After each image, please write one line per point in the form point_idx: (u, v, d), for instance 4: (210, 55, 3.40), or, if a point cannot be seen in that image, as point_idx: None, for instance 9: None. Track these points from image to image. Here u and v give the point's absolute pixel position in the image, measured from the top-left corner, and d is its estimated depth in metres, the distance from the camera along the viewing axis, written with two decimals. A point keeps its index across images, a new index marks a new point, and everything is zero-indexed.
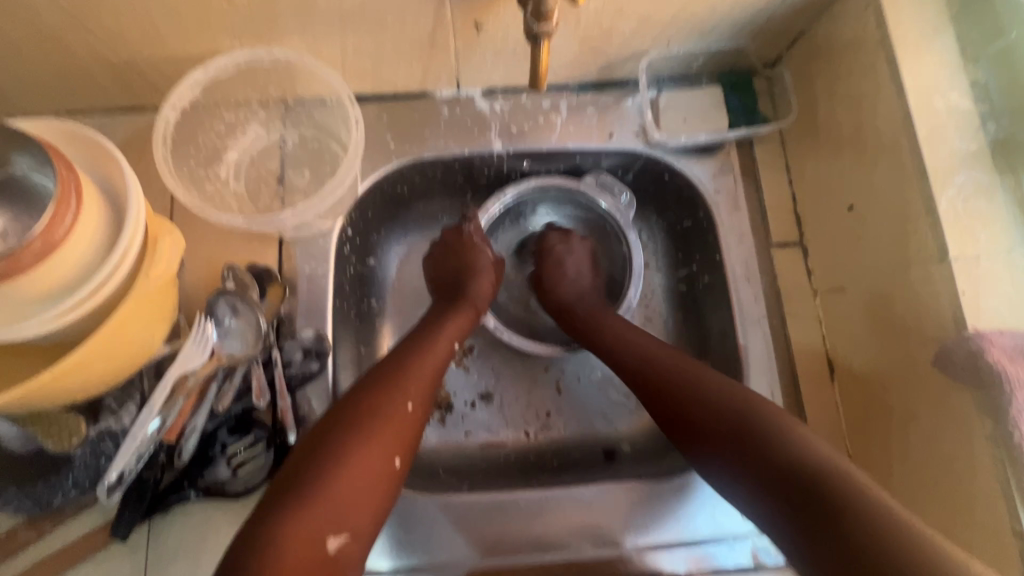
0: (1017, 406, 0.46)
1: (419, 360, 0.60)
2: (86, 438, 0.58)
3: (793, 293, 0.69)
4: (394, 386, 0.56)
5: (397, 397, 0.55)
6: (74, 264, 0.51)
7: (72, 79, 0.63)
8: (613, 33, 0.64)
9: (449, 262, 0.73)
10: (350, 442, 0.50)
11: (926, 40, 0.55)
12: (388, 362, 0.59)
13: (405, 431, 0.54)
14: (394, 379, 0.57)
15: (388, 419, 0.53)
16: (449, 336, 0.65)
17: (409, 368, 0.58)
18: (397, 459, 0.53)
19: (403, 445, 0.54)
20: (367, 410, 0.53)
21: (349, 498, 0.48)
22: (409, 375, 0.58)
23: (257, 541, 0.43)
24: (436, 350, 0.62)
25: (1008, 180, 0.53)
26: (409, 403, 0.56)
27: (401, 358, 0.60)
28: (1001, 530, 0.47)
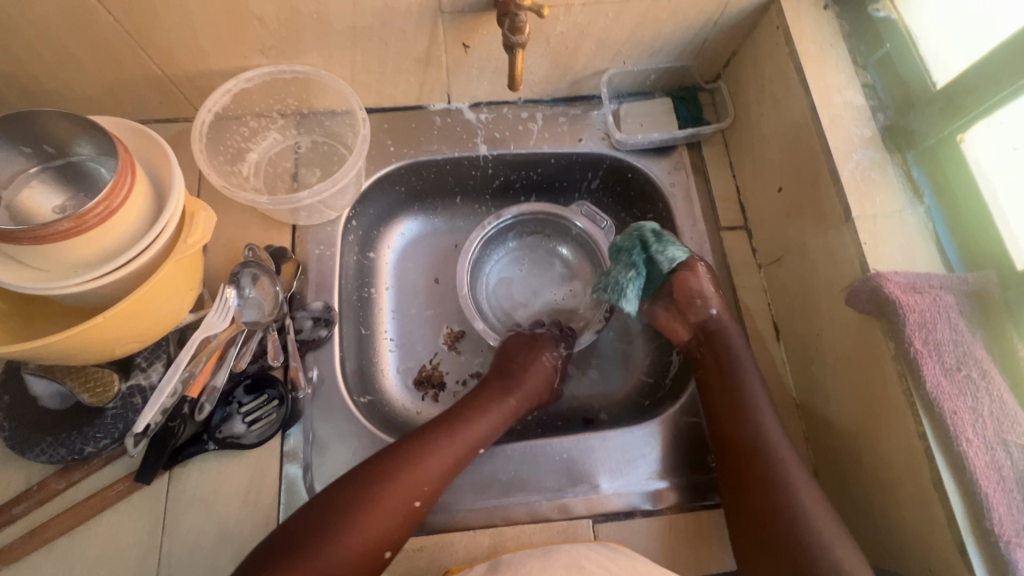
0: (908, 325, 0.55)
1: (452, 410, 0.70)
2: (118, 392, 0.64)
3: (741, 267, 0.80)
4: (425, 437, 0.66)
5: (409, 495, 0.62)
6: (125, 229, 0.59)
7: (120, 91, 0.75)
8: (578, 52, 0.78)
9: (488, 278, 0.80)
10: (365, 508, 0.60)
11: (824, 53, 0.70)
12: (428, 435, 0.67)
13: (412, 520, 0.63)
14: (422, 481, 0.64)
15: (393, 516, 0.61)
16: (483, 431, 0.70)
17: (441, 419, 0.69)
18: (417, 499, 0.63)
19: (426, 488, 0.64)
20: (388, 491, 0.62)
21: (381, 525, 0.60)
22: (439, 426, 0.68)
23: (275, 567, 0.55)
24: (476, 430, 0.70)
25: (897, 157, 0.65)
26: (416, 501, 0.63)
27: (438, 449, 0.66)
28: (911, 434, 0.55)
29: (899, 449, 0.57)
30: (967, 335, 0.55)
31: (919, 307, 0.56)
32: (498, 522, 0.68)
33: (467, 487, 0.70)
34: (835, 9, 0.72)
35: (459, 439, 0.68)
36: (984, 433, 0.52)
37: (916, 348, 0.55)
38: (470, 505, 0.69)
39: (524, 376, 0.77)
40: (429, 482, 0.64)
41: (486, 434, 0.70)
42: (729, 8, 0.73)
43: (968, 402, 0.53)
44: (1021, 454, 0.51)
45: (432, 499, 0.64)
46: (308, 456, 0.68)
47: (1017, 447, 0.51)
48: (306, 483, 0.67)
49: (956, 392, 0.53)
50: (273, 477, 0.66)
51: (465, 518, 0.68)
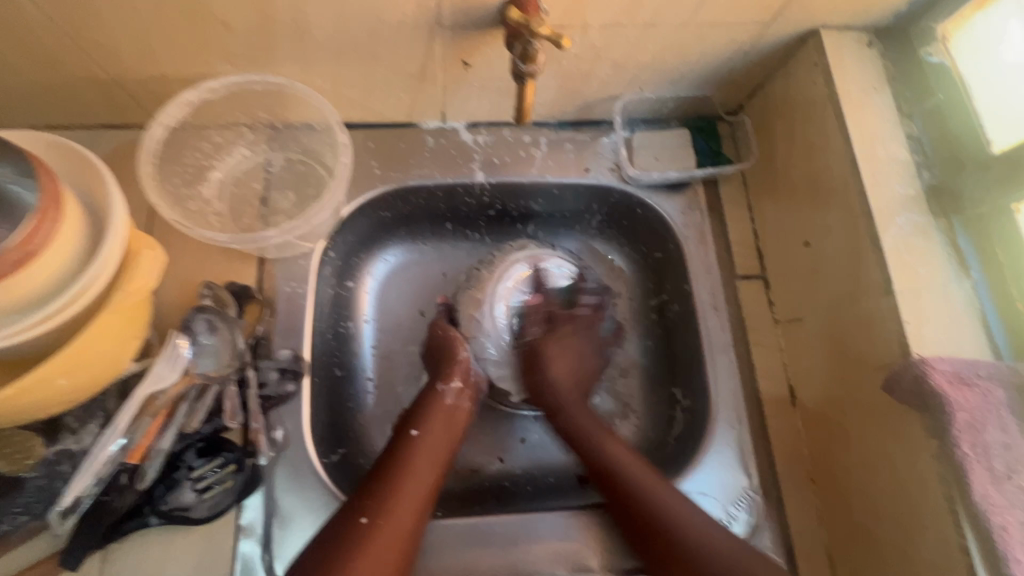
0: (956, 425, 0.49)
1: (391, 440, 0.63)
2: (41, 459, 0.55)
3: (756, 322, 0.73)
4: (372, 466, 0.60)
5: (350, 514, 0.54)
6: (51, 274, 0.49)
7: (57, 94, 0.63)
8: (592, 76, 0.69)
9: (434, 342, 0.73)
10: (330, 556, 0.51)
11: (866, 97, 0.63)
12: (379, 463, 0.60)
13: (389, 538, 0.54)
14: (367, 494, 0.56)
15: (356, 540, 0.52)
16: (408, 429, 0.63)
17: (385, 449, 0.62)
18: (362, 517, 0.54)
19: (373, 505, 0.55)
20: (336, 526, 0.54)
21: (336, 556, 0.51)
22: (382, 454, 0.61)
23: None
24: (424, 445, 0.62)
25: (943, 222, 0.59)
26: (364, 517, 0.54)
27: (383, 469, 0.59)
28: (952, 543, 0.50)
29: (936, 557, 0.51)
30: (1018, 436, 0.49)
31: (968, 404, 0.50)
32: None
33: (452, 570, 0.61)
34: (880, 47, 0.65)
35: (398, 452, 0.61)
36: None
37: (963, 452, 0.49)
38: None
39: (441, 371, 0.69)
40: (370, 494, 0.56)
41: (409, 425, 0.64)
42: (764, 38, 0.65)
43: None
44: None
45: (385, 506, 0.55)
46: (268, 530, 0.60)
47: None
48: (265, 562, 0.59)
49: (1006, 505, 0.48)
50: (225, 556, 0.58)
51: None
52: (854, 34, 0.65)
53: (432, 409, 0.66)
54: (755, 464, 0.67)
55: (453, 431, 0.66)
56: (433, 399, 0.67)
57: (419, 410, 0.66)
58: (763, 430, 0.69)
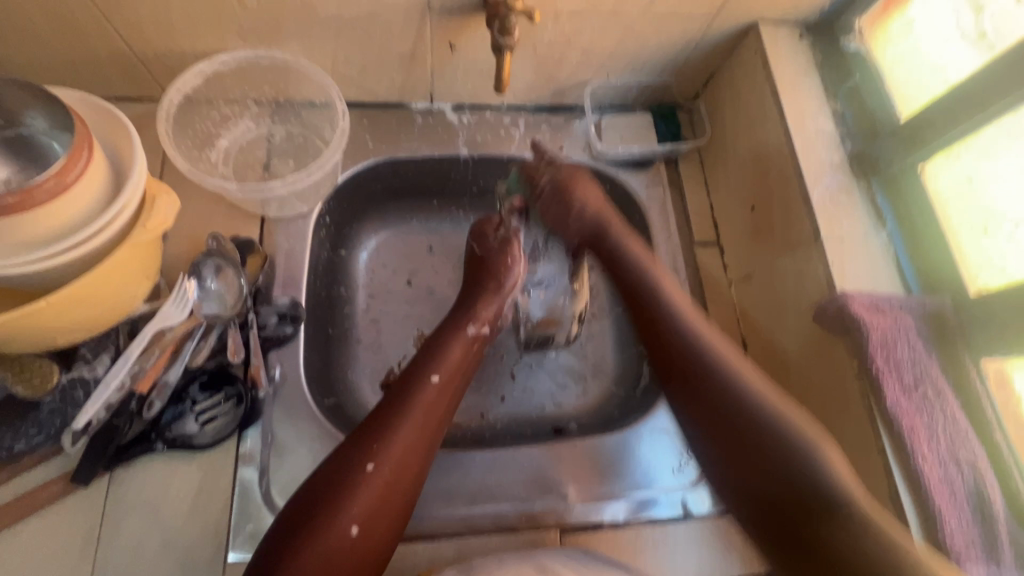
0: (870, 343, 0.57)
1: (404, 376, 0.63)
2: (57, 385, 0.59)
3: (712, 282, 0.81)
4: (385, 402, 0.60)
5: (360, 456, 0.56)
6: (79, 209, 0.55)
7: (81, 66, 0.70)
8: (565, 61, 0.78)
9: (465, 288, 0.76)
10: (336, 492, 0.54)
11: (797, 79, 0.73)
12: (389, 404, 0.60)
13: (393, 483, 0.56)
14: (374, 437, 0.57)
15: (359, 486, 0.54)
16: (429, 373, 0.63)
17: (395, 385, 0.62)
18: (369, 464, 0.55)
19: (380, 452, 0.56)
20: (343, 466, 0.55)
21: (345, 500, 0.53)
22: (394, 392, 0.61)
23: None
24: (437, 392, 0.62)
25: (863, 183, 0.68)
26: (370, 463, 0.55)
27: (388, 406, 0.60)
28: (871, 449, 0.57)
29: (862, 463, 0.59)
30: (924, 355, 0.58)
31: (881, 326, 0.58)
32: (464, 532, 0.66)
33: (437, 495, 0.67)
34: (810, 39, 0.75)
35: (412, 395, 0.61)
36: (937, 450, 0.54)
37: (878, 365, 0.57)
38: (436, 515, 0.66)
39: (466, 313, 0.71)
40: (378, 438, 0.57)
41: (430, 369, 0.63)
42: (711, 29, 0.75)
43: (924, 420, 0.55)
44: (970, 470, 0.53)
45: (391, 452, 0.56)
46: (265, 459, 0.65)
47: (966, 465, 0.54)
48: (261, 489, 0.63)
49: (914, 410, 0.56)
50: (225, 482, 0.63)
51: (432, 527, 0.66)
52: (788, 27, 0.75)
53: (451, 351, 0.66)
54: None
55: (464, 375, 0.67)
56: (452, 341, 0.67)
57: (442, 353, 0.66)
58: None
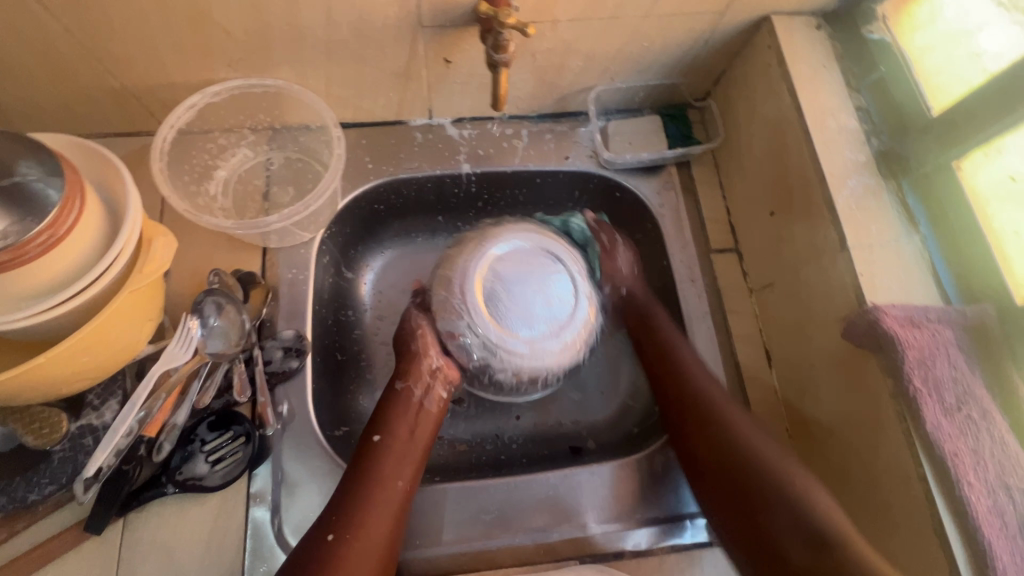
0: (907, 361, 0.53)
1: (361, 445, 0.64)
2: (66, 434, 0.59)
3: (732, 292, 0.77)
4: (344, 474, 0.61)
5: (316, 532, 0.56)
6: (74, 259, 0.54)
7: (76, 105, 0.69)
8: (566, 69, 0.75)
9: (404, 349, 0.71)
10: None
11: (816, 73, 0.68)
12: (348, 472, 0.61)
13: (359, 549, 0.56)
14: (332, 508, 0.58)
15: (322, 558, 0.54)
16: (369, 441, 0.63)
17: (354, 455, 0.63)
18: (329, 535, 0.56)
19: (339, 521, 0.57)
20: (307, 541, 0.56)
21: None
22: (352, 462, 0.62)
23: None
24: (387, 455, 0.62)
25: (892, 183, 0.63)
26: (330, 534, 0.56)
27: (348, 475, 0.60)
28: (911, 475, 0.53)
29: (901, 490, 0.55)
30: (966, 372, 0.53)
31: (917, 343, 0.54)
32: (482, 566, 0.64)
33: (450, 529, 0.65)
34: (828, 29, 0.70)
35: (358, 462, 0.61)
36: (985, 476, 0.50)
37: (915, 386, 0.53)
38: (452, 548, 0.64)
39: (400, 367, 0.70)
40: (337, 508, 0.58)
41: (371, 430, 0.64)
42: (720, 26, 0.71)
43: (969, 444, 0.51)
44: None
45: (352, 519, 0.57)
46: (277, 497, 0.64)
47: (1018, 492, 0.49)
48: (275, 527, 0.63)
49: (957, 433, 0.51)
50: (237, 522, 0.62)
51: (448, 561, 0.64)
52: (803, 18, 0.70)
53: (397, 411, 0.66)
54: None
55: (422, 432, 0.66)
56: (396, 400, 0.67)
57: (385, 413, 0.66)
58: (743, 389, 0.73)
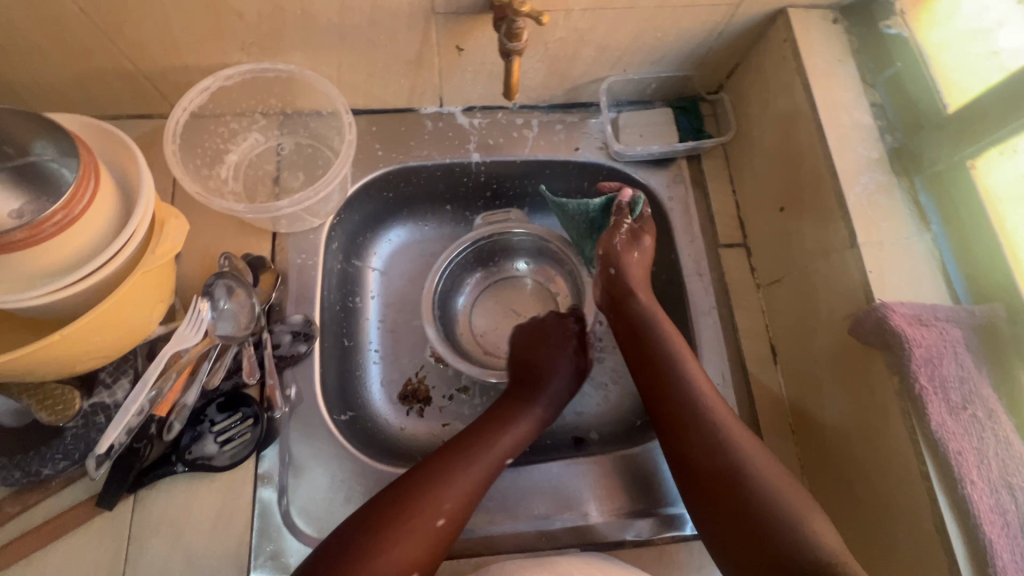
0: (914, 359, 0.53)
1: (489, 445, 0.65)
2: (79, 411, 0.60)
3: (739, 287, 0.77)
4: (461, 468, 0.62)
5: (431, 512, 0.58)
6: (89, 239, 0.55)
7: (90, 87, 0.70)
8: (578, 58, 0.74)
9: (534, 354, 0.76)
10: (391, 535, 0.56)
11: (832, 68, 0.67)
12: (465, 462, 0.63)
13: (427, 548, 0.57)
14: (443, 497, 0.59)
15: (407, 537, 0.56)
16: (500, 451, 0.65)
17: (474, 448, 0.64)
18: (437, 521, 0.58)
19: (447, 515, 0.59)
20: (404, 513, 0.57)
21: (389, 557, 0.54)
22: (472, 456, 0.63)
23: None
24: (497, 458, 0.65)
25: (904, 181, 0.63)
26: (441, 518, 0.58)
27: (467, 460, 0.63)
28: (913, 473, 0.53)
29: (902, 487, 0.55)
30: (972, 371, 0.53)
31: (925, 341, 0.54)
32: (482, 551, 0.65)
33: None
34: (845, 23, 0.70)
35: (477, 465, 0.63)
36: (988, 476, 0.50)
37: (920, 384, 0.53)
38: (451, 535, 0.65)
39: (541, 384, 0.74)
40: (450, 501, 0.60)
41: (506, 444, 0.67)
42: (735, 18, 0.70)
43: (973, 443, 0.51)
44: None
45: (455, 519, 0.59)
46: (283, 479, 0.65)
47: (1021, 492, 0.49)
48: (281, 508, 0.64)
49: (961, 432, 0.52)
50: (244, 501, 0.63)
51: (449, 547, 0.65)
52: (820, 11, 0.69)
53: (524, 425, 0.69)
54: (738, 417, 0.71)
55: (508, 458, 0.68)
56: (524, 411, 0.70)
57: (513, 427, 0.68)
58: (747, 385, 0.73)
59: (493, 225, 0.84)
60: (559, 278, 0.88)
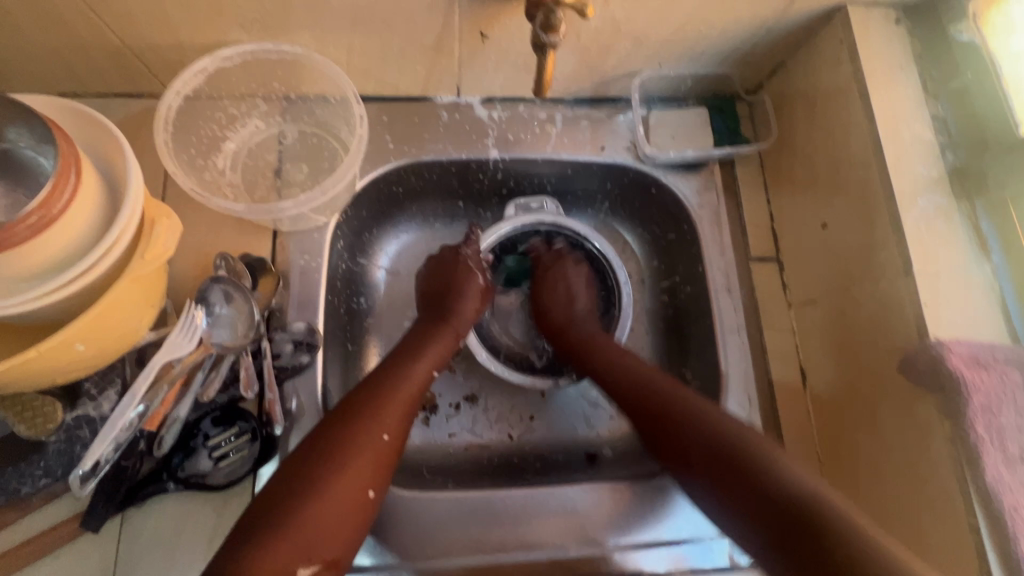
0: (971, 407, 0.49)
1: (394, 387, 0.59)
2: (62, 424, 0.56)
3: (770, 304, 0.72)
4: (372, 417, 0.56)
5: (374, 429, 0.55)
6: (69, 242, 0.48)
7: (73, 62, 0.63)
8: (611, 50, 0.68)
9: (438, 284, 0.73)
10: (338, 455, 0.52)
11: (891, 75, 0.61)
12: (358, 409, 0.56)
13: (356, 510, 0.51)
14: (354, 455, 0.53)
15: (333, 501, 0.50)
16: (405, 396, 0.60)
17: (386, 398, 0.58)
18: (369, 491, 0.53)
19: (375, 477, 0.54)
20: (323, 472, 0.51)
21: (320, 526, 0.48)
22: (387, 407, 0.57)
23: (230, 559, 0.44)
24: (408, 395, 0.60)
25: (965, 204, 0.58)
26: (386, 434, 0.56)
27: (349, 411, 0.56)
28: (961, 526, 0.50)
29: (945, 535, 0.52)
30: None
31: (984, 387, 0.50)
32: None
33: (460, 541, 0.63)
34: (907, 24, 0.63)
35: (380, 415, 0.57)
36: None
37: (977, 434, 0.49)
38: (461, 561, 0.63)
39: (439, 320, 0.70)
40: (369, 463, 0.54)
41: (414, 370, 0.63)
42: (787, 13, 0.64)
43: None
44: None
45: (378, 475, 0.54)
46: None
47: None
48: None
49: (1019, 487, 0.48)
50: None
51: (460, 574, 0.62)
52: (882, 10, 0.63)
53: (405, 358, 0.64)
54: None
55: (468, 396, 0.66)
56: (415, 347, 0.66)
57: (416, 359, 0.64)
58: (774, 411, 0.69)
59: (527, 220, 0.78)
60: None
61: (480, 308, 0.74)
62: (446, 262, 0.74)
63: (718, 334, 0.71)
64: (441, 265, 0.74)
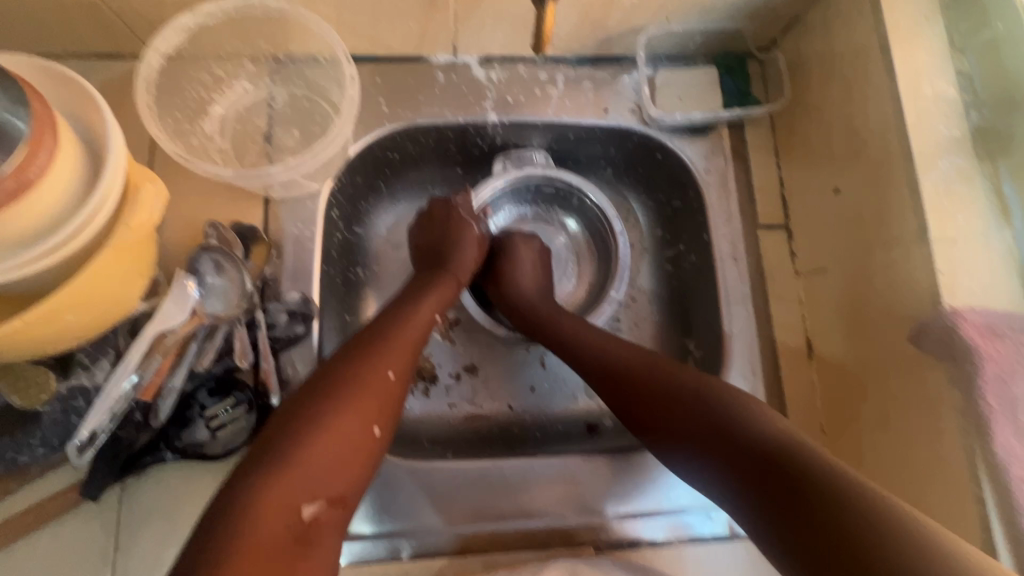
0: (985, 378, 0.48)
1: (395, 331, 0.58)
2: (55, 395, 0.55)
3: (777, 273, 0.70)
4: (372, 355, 0.54)
5: (377, 367, 0.53)
6: (51, 208, 0.47)
7: (50, 21, 0.60)
8: (616, 4, 0.64)
9: (434, 233, 0.71)
10: (341, 392, 0.50)
11: (915, 27, 0.57)
12: (359, 350, 0.54)
13: (361, 447, 0.49)
14: (359, 389, 0.51)
15: (336, 437, 0.47)
16: (407, 337, 0.58)
17: (387, 340, 0.56)
18: (376, 428, 0.50)
19: (380, 413, 0.51)
20: (324, 409, 0.48)
21: (323, 465, 0.46)
22: (387, 347, 0.55)
23: (233, 499, 0.42)
24: (408, 336, 0.58)
25: (986, 166, 0.55)
26: (389, 373, 0.54)
27: (348, 352, 0.54)
28: (966, 498, 0.50)
29: (950, 505, 0.51)
30: None
31: (998, 357, 0.48)
32: (492, 549, 0.63)
33: (460, 511, 0.63)
34: None
35: (381, 352, 0.55)
36: None
37: (987, 405, 0.48)
38: (461, 530, 0.63)
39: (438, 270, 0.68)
40: (374, 400, 0.51)
41: (412, 312, 0.61)
42: None
43: None
44: None
45: (384, 412, 0.52)
46: None
47: None
48: None
49: None
50: None
51: (463, 543, 0.63)
52: None
53: (403, 304, 0.62)
54: None
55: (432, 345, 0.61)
56: (411, 294, 0.64)
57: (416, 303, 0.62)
58: (778, 382, 0.67)
59: (517, 175, 0.75)
60: (583, 242, 0.82)
61: (479, 260, 0.73)
62: (438, 214, 0.72)
63: (723, 304, 0.70)
64: (429, 220, 0.73)
